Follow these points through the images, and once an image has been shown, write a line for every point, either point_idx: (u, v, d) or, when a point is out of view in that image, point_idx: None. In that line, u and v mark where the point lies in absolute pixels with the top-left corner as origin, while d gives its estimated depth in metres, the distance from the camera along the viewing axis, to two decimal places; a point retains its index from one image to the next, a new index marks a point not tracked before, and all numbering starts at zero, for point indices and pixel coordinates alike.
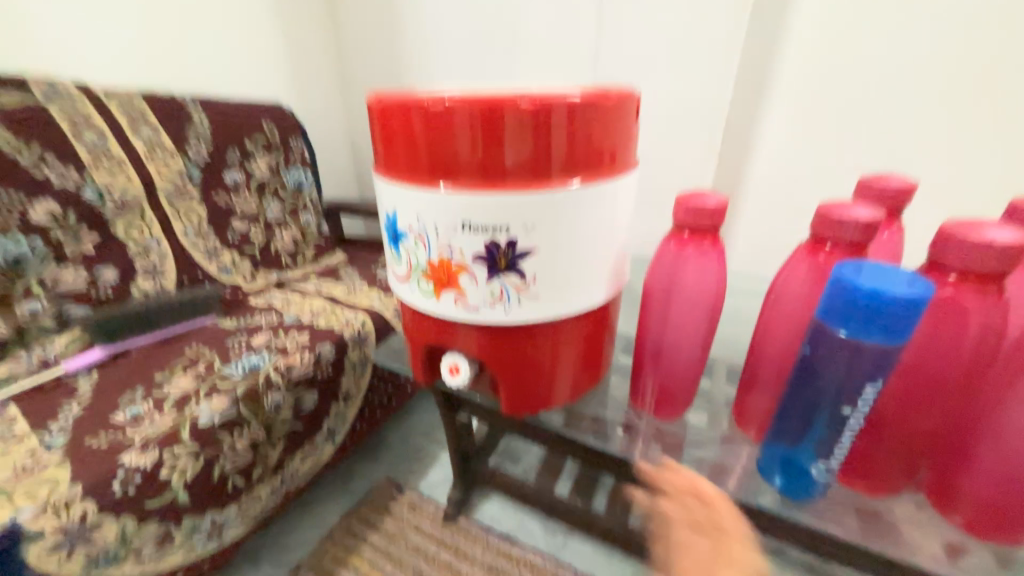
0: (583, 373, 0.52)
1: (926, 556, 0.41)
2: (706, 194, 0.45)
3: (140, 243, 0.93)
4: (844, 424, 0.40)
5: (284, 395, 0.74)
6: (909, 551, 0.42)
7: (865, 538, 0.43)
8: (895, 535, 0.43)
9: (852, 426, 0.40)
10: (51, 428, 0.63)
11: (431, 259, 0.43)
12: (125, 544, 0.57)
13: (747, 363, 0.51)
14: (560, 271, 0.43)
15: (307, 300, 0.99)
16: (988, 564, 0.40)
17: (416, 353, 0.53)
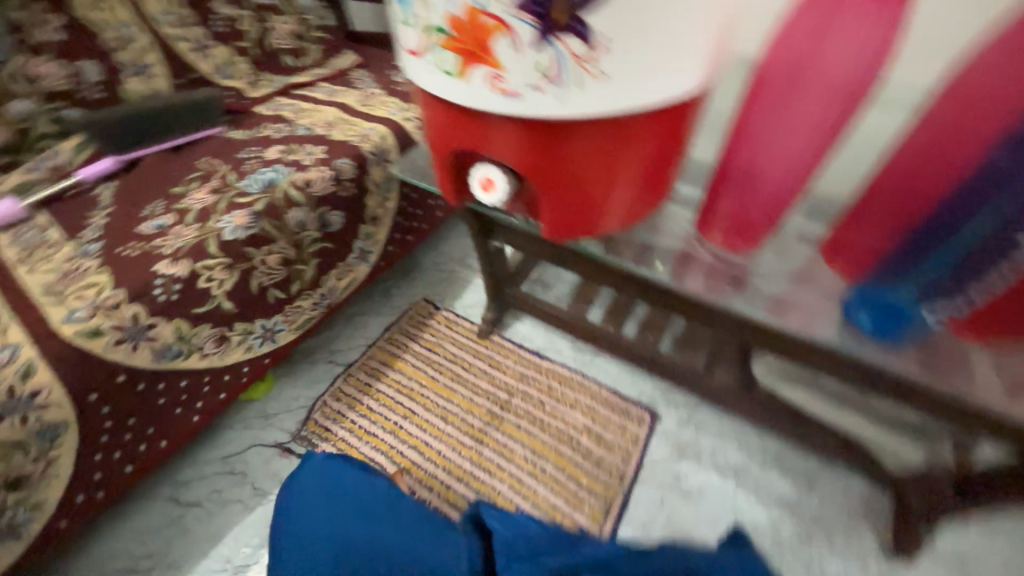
0: (645, 194, 0.42)
1: (987, 394, 0.40)
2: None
3: (113, 30, 0.79)
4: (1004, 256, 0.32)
5: (307, 213, 0.70)
6: (971, 389, 0.40)
7: (925, 374, 0.41)
8: (962, 375, 0.41)
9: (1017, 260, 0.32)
10: (84, 235, 0.62)
11: (454, 12, 0.30)
12: (186, 342, 0.61)
13: (863, 196, 0.38)
14: (645, 33, 0.29)
15: (318, 109, 0.87)
16: None
17: (441, 164, 0.44)
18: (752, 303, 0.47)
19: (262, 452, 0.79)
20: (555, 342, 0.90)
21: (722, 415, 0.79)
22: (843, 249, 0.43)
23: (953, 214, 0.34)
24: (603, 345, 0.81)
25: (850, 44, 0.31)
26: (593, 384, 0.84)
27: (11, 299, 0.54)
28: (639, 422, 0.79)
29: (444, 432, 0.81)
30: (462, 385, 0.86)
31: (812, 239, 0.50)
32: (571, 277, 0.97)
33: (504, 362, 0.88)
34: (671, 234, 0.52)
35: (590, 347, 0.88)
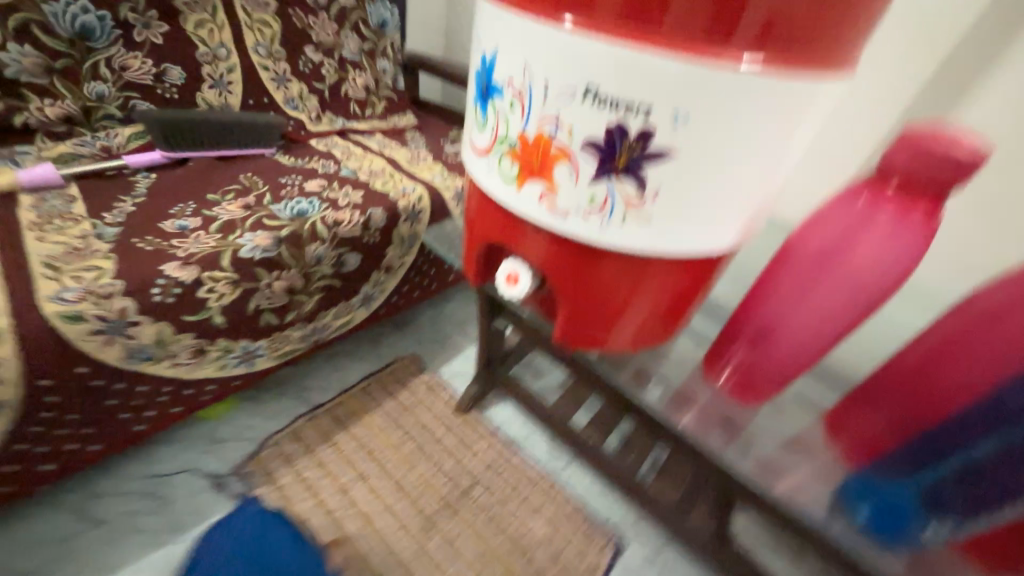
0: (659, 325, 0.43)
1: None
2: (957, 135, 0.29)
3: (209, 47, 0.85)
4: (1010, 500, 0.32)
5: (327, 249, 0.71)
6: None
7: None
8: None
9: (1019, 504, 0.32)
10: (106, 218, 0.63)
11: (525, 133, 0.32)
12: (162, 348, 0.59)
13: (876, 379, 0.39)
14: (694, 194, 0.31)
15: (367, 157, 0.92)
16: None
17: (472, 248, 0.45)
18: (741, 459, 0.46)
19: (192, 481, 0.72)
20: (532, 435, 0.86)
21: (688, 563, 0.73)
22: (849, 429, 0.43)
23: (961, 431, 0.34)
24: (581, 454, 0.77)
25: (874, 254, 0.32)
26: (560, 493, 0.79)
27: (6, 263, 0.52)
28: (600, 550, 0.73)
29: (393, 508, 0.74)
30: (426, 459, 0.80)
31: (808, 405, 0.50)
32: (563, 372, 0.96)
33: (475, 445, 0.83)
34: (674, 366, 0.52)
35: (567, 451, 0.84)
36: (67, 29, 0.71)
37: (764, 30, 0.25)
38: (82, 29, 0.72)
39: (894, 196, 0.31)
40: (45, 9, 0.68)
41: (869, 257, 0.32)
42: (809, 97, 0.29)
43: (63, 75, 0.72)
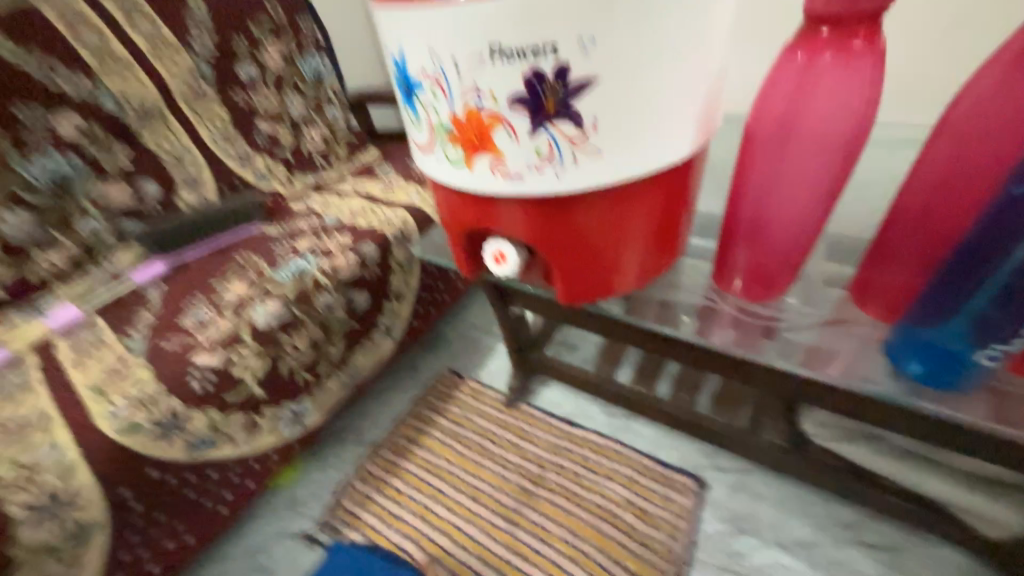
0: (655, 252, 0.42)
1: None
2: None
3: (171, 152, 0.90)
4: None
5: (334, 296, 0.73)
6: None
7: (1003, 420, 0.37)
8: None
9: None
10: (132, 334, 0.67)
11: (455, 113, 0.33)
12: (218, 432, 0.62)
13: (887, 228, 0.39)
14: (632, 110, 0.31)
15: (345, 201, 0.94)
16: None
17: (455, 243, 0.46)
18: (784, 355, 0.44)
19: (288, 546, 0.76)
20: (585, 407, 0.87)
21: (777, 480, 0.72)
22: (875, 289, 0.42)
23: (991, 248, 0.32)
24: (636, 408, 0.77)
25: (832, 102, 0.31)
26: (629, 451, 0.79)
27: (59, 398, 0.57)
28: (685, 493, 0.73)
29: (475, 515, 0.76)
30: (492, 461, 0.82)
31: (832, 281, 0.49)
32: (596, 338, 0.96)
33: (534, 432, 0.84)
34: (690, 289, 0.52)
35: (623, 410, 0.84)
36: (46, 180, 0.77)
37: None
38: (58, 176, 0.78)
39: (829, 40, 0.30)
40: (22, 168, 0.75)
41: (829, 108, 0.31)
42: None
43: (57, 223, 0.79)
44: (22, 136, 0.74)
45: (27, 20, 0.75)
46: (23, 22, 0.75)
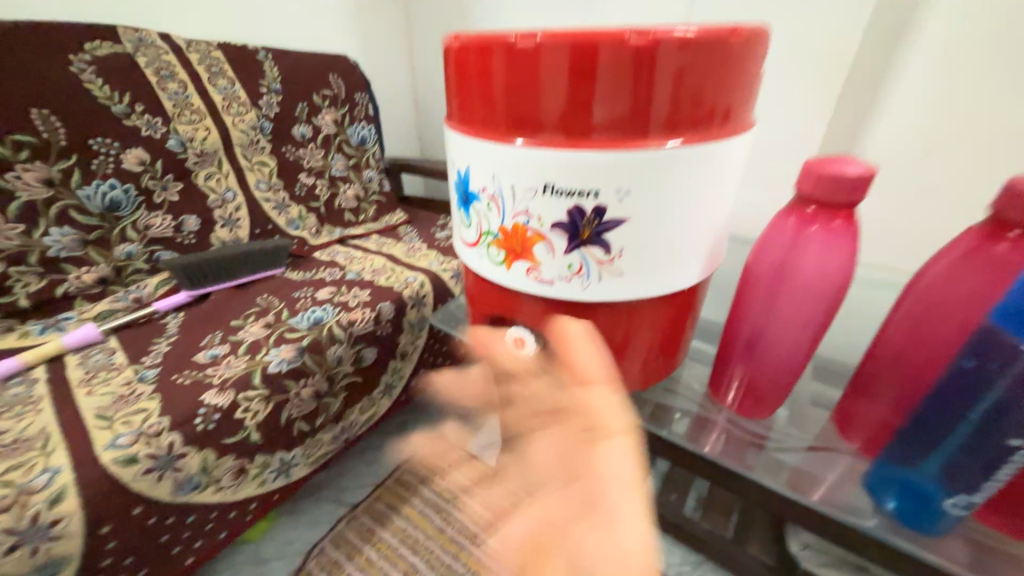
0: (658, 359, 0.47)
1: None
2: (851, 161, 0.35)
3: (218, 193, 0.97)
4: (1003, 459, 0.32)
5: (345, 349, 0.76)
6: None
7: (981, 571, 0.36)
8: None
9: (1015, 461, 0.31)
10: (145, 361, 0.68)
11: (504, 225, 0.39)
12: (207, 474, 0.62)
13: (864, 366, 0.41)
14: (651, 246, 0.37)
15: (368, 257, 1.00)
16: None
17: (477, 323, 0.51)
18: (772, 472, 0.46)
19: None
20: None
21: None
22: (856, 422, 0.45)
23: (943, 415, 0.35)
24: None
25: (816, 264, 0.37)
26: None
27: (64, 423, 0.57)
28: None
29: None
30: (471, 540, 0.80)
31: (819, 405, 0.53)
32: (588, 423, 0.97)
33: None
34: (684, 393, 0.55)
35: None
36: (98, 206, 0.82)
37: (670, 121, 0.33)
38: (110, 203, 0.83)
39: (815, 215, 0.37)
40: (79, 193, 0.79)
41: (814, 268, 0.37)
42: (721, 155, 0.36)
43: (96, 243, 0.83)
44: (90, 165, 0.80)
45: (124, 68, 0.85)
46: (120, 69, 0.84)
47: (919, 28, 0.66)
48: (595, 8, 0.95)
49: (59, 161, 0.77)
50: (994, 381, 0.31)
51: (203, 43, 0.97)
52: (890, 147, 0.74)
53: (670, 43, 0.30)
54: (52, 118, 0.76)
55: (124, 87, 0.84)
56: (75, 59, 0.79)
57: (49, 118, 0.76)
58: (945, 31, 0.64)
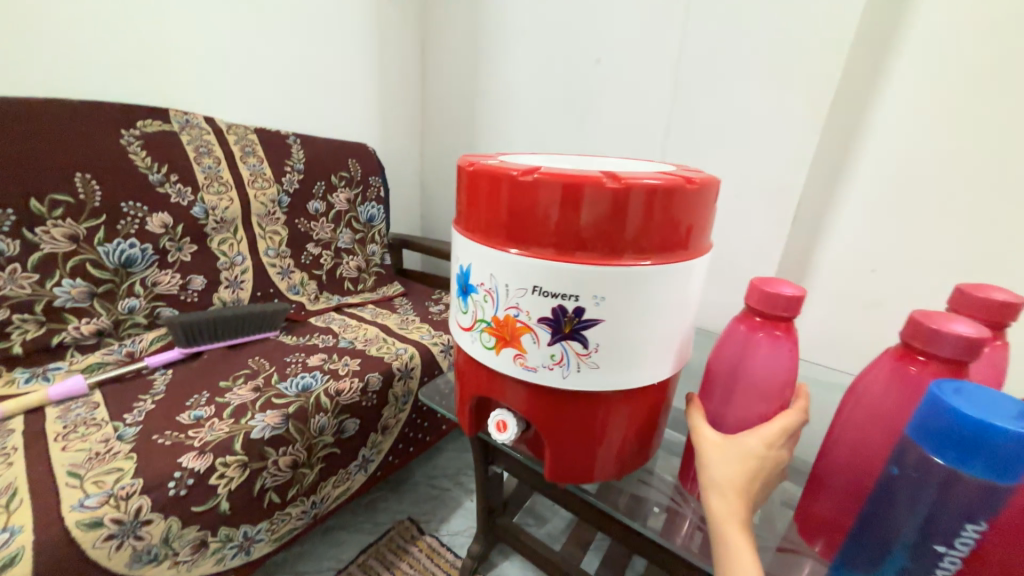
0: (632, 448, 0.50)
1: None
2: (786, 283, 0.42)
3: (228, 257, 1.03)
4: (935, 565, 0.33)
5: (329, 418, 0.76)
6: None
7: None
8: None
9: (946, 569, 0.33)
10: (126, 418, 0.68)
11: (497, 316, 0.44)
12: (166, 545, 0.59)
13: (815, 465, 0.44)
14: (623, 344, 0.42)
15: (362, 327, 1.04)
16: None
17: (463, 403, 0.54)
18: None
19: None
20: None
21: None
22: (812, 524, 0.45)
23: (882, 523, 0.36)
24: None
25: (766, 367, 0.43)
26: None
27: (33, 478, 0.56)
28: None
29: None
30: None
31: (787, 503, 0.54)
32: (565, 512, 0.95)
33: None
34: (657, 487, 0.57)
35: None
36: (114, 261, 0.86)
37: (641, 245, 0.40)
38: (126, 260, 0.88)
39: (760, 323, 0.43)
40: (99, 249, 0.84)
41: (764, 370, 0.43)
42: (683, 272, 0.43)
43: (102, 296, 0.86)
44: (116, 224, 0.87)
45: (167, 144, 0.95)
46: (163, 145, 0.94)
47: (853, 173, 0.81)
48: (585, 127, 1.10)
49: (87, 220, 0.83)
50: (919, 492, 0.33)
51: (241, 127, 1.09)
52: (838, 263, 0.85)
53: (641, 188, 0.38)
54: (92, 182, 0.84)
55: (164, 159, 0.94)
56: (126, 134, 0.89)
57: (90, 181, 0.84)
58: (873, 177, 0.79)
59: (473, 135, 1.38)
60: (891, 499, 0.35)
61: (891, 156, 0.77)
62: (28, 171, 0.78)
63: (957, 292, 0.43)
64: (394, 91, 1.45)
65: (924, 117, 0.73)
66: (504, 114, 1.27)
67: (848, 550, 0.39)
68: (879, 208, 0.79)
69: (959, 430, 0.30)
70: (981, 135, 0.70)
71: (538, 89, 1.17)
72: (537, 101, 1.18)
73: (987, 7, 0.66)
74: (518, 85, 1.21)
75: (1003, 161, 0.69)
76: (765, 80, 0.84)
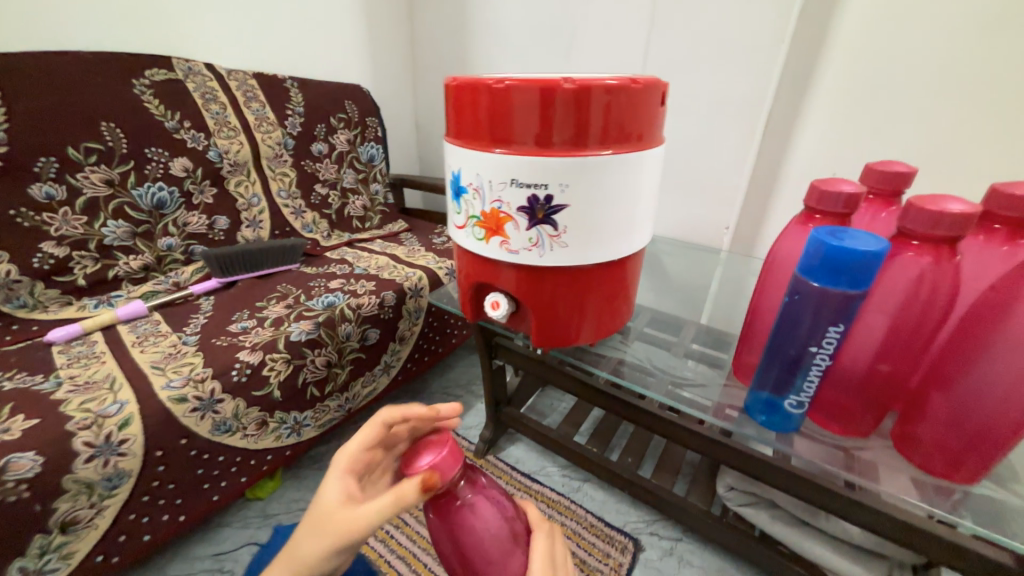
0: (604, 319, 0.62)
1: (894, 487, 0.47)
2: (425, 450, 0.42)
3: (245, 198, 1.12)
4: (812, 363, 0.46)
5: (353, 327, 0.89)
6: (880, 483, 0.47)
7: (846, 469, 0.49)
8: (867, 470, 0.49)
9: (819, 365, 0.45)
10: (185, 330, 0.81)
11: (484, 210, 0.54)
12: (237, 420, 0.74)
13: (745, 319, 0.56)
14: (588, 225, 0.52)
15: (373, 257, 1.15)
16: (929, 495, 0.46)
17: (465, 292, 0.65)
18: (698, 408, 0.59)
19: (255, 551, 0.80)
20: (546, 466, 0.99)
21: (702, 548, 0.84)
22: (745, 363, 0.58)
23: (781, 346, 0.47)
24: (587, 465, 0.90)
25: (472, 521, 0.43)
26: (577, 508, 0.90)
27: (124, 370, 0.69)
28: (622, 550, 0.83)
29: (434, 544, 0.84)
30: None
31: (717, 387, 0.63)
32: (564, 407, 1.11)
33: (497, 481, 0.96)
34: (632, 358, 0.70)
35: (577, 473, 0.97)
36: (147, 204, 0.96)
37: (600, 138, 0.49)
38: (158, 202, 0.97)
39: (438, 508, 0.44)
40: (133, 192, 0.94)
41: (473, 514, 0.44)
42: (638, 162, 0.52)
43: (143, 235, 0.97)
44: (144, 169, 0.95)
45: (174, 92, 1.01)
46: (171, 93, 1.00)
47: (817, 84, 0.87)
48: (571, 53, 1.14)
49: (118, 165, 0.92)
50: (801, 312, 0.44)
51: (240, 72, 1.14)
52: (805, 171, 0.93)
53: (598, 88, 0.46)
54: (117, 130, 0.92)
55: (176, 107, 1.01)
56: (138, 83, 0.96)
57: (115, 130, 0.92)
58: (836, 85, 0.85)
59: (463, 68, 1.40)
60: (785, 326, 0.46)
61: (853, 61, 0.82)
62: (59, 120, 0.86)
63: (866, 169, 0.52)
64: (382, 27, 1.45)
65: (883, 20, 0.77)
66: (492, 43, 1.28)
67: (761, 374, 0.51)
68: (841, 114, 0.86)
69: (826, 259, 0.41)
70: (936, 32, 0.74)
71: (522, 15, 1.18)
72: (522, 29, 1.20)
73: None
74: (503, 12, 1.22)
75: (956, 56, 0.74)
76: None
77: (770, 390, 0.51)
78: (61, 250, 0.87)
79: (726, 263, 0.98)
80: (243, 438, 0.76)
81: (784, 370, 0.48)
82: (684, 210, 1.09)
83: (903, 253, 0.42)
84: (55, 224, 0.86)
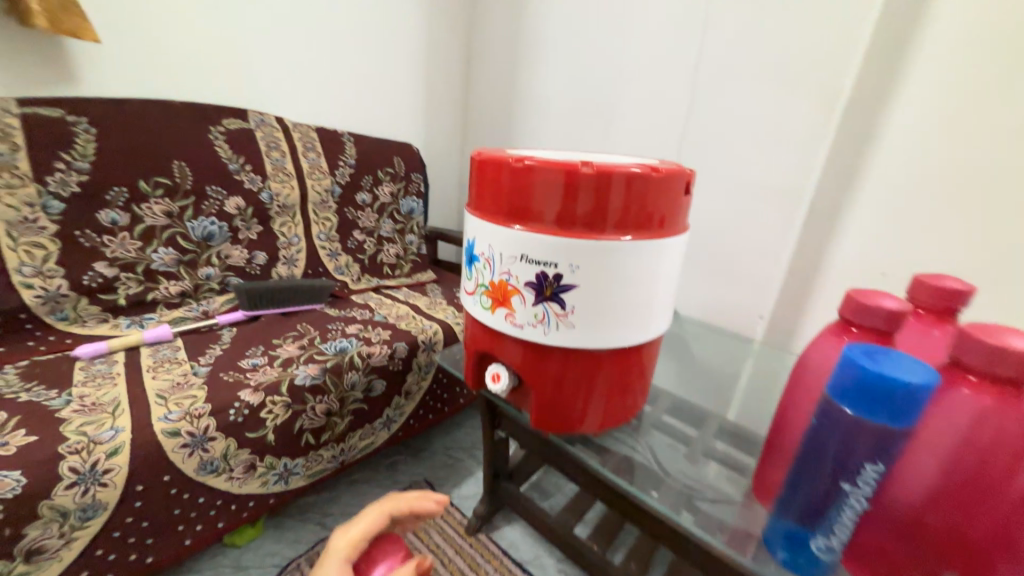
0: (612, 407, 0.57)
1: None
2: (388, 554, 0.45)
3: (287, 237, 1.18)
4: (845, 502, 0.39)
5: (359, 376, 0.88)
6: None
7: None
8: None
9: (854, 505, 0.39)
10: (200, 360, 0.83)
11: (493, 280, 0.53)
12: (225, 461, 0.72)
13: (770, 431, 0.50)
14: (597, 309, 0.50)
15: (394, 305, 1.16)
16: None
17: (468, 359, 0.62)
18: (714, 530, 0.51)
19: None
20: (541, 557, 0.89)
21: None
22: (769, 483, 0.51)
23: (807, 474, 0.41)
24: (584, 565, 0.80)
25: None
26: None
27: (131, 395, 0.70)
28: None
29: None
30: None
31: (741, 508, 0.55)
32: (570, 490, 1.02)
33: (484, 566, 0.87)
34: (638, 452, 0.64)
35: (575, 571, 0.87)
36: (197, 235, 1.03)
37: (618, 222, 0.47)
38: (207, 235, 1.05)
39: None
40: (187, 224, 1.02)
41: None
42: (657, 248, 0.50)
43: (187, 263, 1.03)
44: (201, 204, 1.03)
45: (242, 139, 1.12)
46: (240, 140, 1.11)
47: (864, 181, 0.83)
48: (610, 132, 1.18)
49: (180, 199, 1.01)
50: (832, 439, 0.38)
51: (305, 126, 1.25)
52: (849, 268, 0.87)
53: (620, 174, 0.45)
54: (186, 169, 1.02)
55: (242, 152, 1.11)
56: (214, 130, 1.07)
57: (184, 168, 1.01)
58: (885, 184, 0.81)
59: (508, 135, 1.48)
60: (813, 452, 0.40)
61: (902, 161, 0.78)
62: (139, 157, 0.96)
63: (915, 280, 0.47)
64: (440, 96, 1.58)
65: (935, 125, 0.74)
66: (537, 116, 1.35)
67: (784, 503, 0.44)
68: (889, 213, 0.80)
69: (861, 383, 0.36)
70: (997, 139, 0.70)
71: (568, 95, 1.25)
72: (565, 106, 1.27)
73: (987, 25, 0.68)
74: (551, 90, 1.30)
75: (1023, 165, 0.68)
76: (780, 86, 0.87)
77: (795, 523, 0.43)
78: (111, 271, 0.93)
79: (758, 355, 0.91)
80: (226, 481, 0.73)
81: (812, 504, 0.41)
82: (715, 292, 1.04)
83: (958, 389, 0.37)
84: (112, 246, 0.93)
